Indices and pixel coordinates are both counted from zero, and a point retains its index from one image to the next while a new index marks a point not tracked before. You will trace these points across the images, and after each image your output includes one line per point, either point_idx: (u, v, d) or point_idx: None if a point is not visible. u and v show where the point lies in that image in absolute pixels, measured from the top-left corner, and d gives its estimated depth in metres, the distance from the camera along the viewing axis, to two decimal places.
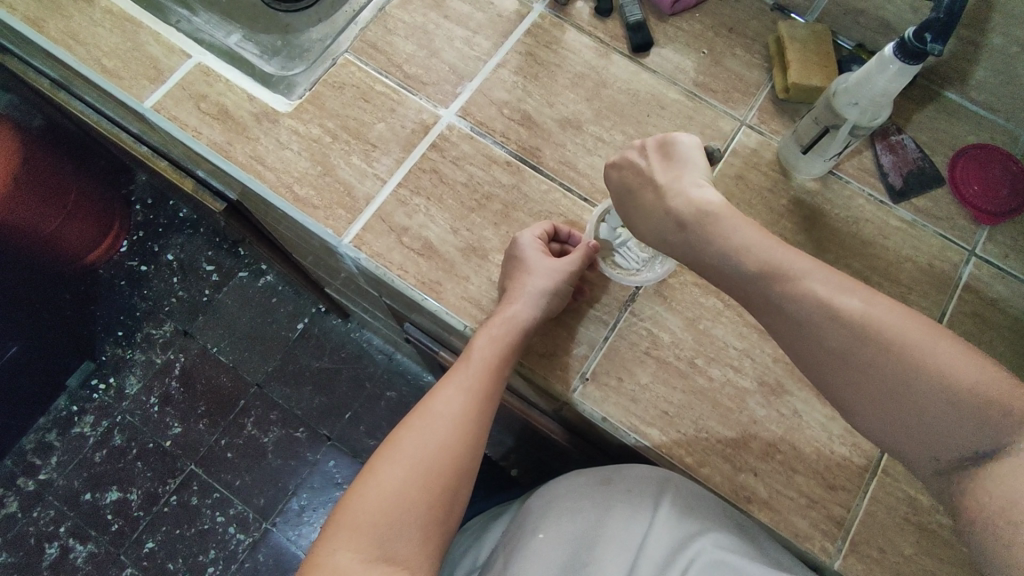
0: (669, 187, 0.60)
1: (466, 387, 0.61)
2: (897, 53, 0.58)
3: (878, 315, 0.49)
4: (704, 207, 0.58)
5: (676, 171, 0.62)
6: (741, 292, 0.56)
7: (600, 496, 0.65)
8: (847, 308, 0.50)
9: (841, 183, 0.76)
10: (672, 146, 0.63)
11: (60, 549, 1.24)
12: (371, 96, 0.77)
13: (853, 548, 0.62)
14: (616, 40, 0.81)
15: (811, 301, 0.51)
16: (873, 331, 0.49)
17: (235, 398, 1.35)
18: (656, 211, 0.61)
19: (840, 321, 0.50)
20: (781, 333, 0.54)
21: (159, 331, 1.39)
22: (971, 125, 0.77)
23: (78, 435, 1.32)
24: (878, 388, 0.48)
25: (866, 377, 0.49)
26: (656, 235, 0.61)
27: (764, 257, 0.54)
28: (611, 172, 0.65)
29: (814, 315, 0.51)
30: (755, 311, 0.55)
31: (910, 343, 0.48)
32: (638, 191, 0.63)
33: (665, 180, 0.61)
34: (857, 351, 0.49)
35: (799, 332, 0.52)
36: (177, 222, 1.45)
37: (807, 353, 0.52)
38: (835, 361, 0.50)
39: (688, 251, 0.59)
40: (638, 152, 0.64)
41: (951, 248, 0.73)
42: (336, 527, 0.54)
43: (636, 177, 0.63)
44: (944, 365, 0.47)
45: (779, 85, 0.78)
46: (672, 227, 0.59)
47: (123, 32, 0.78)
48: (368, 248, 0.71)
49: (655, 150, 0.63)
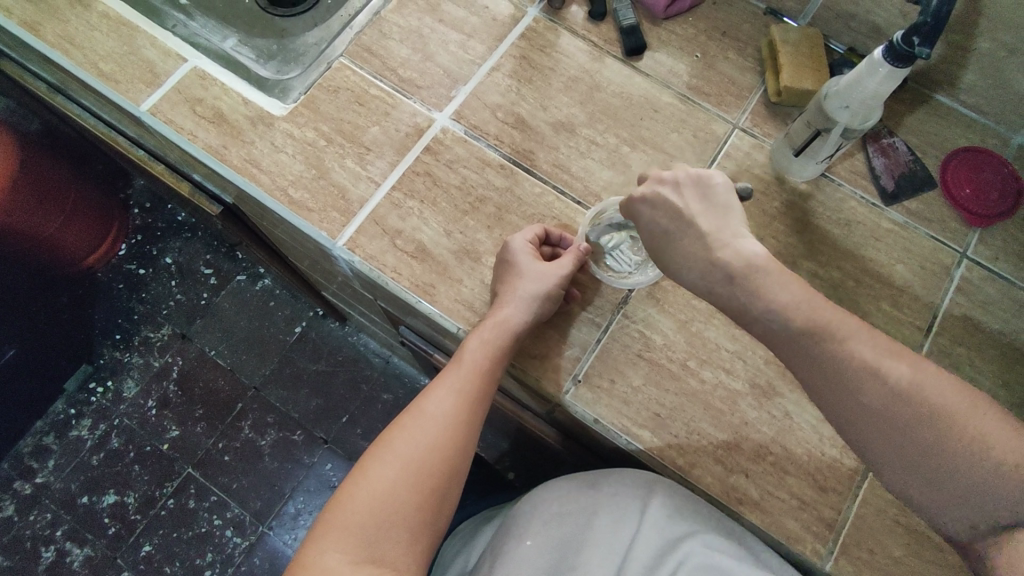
0: (714, 237, 0.58)
1: (458, 389, 0.61)
2: (886, 57, 0.58)
3: (919, 379, 0.51)
4: (754, 260, 0.56)
5: (717, 217, 0.59)
6: (785, 347, 0.54)
7: (588, 500, 0.66)
8: (893, 372, 0.51)
9: (833, 186, 0.76)
10: (707, 187, 0.59)
11: (56, 552, 1.24)
12: (366, 100, 0.77)
13: (844, 550, 0.63)
14: (610, 44, 0.82)
15: (857, 362, 0.51)
16: (917, 395, 0.50)
17: (232, 402, 1.35)
18: (699, 259, 0.58)
19: (886, 383, 0.51)
20: (819, 388, 0.53)
21: (156, 334, 1.39)
22: (961, 128, 0.78)
23: (76, 438, 1.32)
24: (916, 447, 0.50)
25: (906, 436, 0.50)
26: (695, 282, 0.59)
27: (809, 315, 0.53)
28: (643, 208, 0.61)
29: (859, 376, 0.51)
30: (796, 366, 0.54)
31: (952, 408, 0.50)
32: (675, 234, 0.59)
33: (708, 227, 0.58)
34: (900, 412, 0.50)
35: (840, 390, 0.52)
36: (174, 226, 1.46)
37: (845, 410, 0.52)
38: (875, 420, 0.51)
39: (729, 303, 0.57)
40: (670, 188, 0.60)
41: (943, 250, 0.74)
42: (325, 526, 0.55)
43: (671, 219, 0.59)
44: (983, 432, 0.49)
45: (771, 89, 0.78)
46: (719, 278, 0.57)
47: (119, 36, 0.78)
48: (362, 250, 0.71)
49: (689, 189, 0.60)
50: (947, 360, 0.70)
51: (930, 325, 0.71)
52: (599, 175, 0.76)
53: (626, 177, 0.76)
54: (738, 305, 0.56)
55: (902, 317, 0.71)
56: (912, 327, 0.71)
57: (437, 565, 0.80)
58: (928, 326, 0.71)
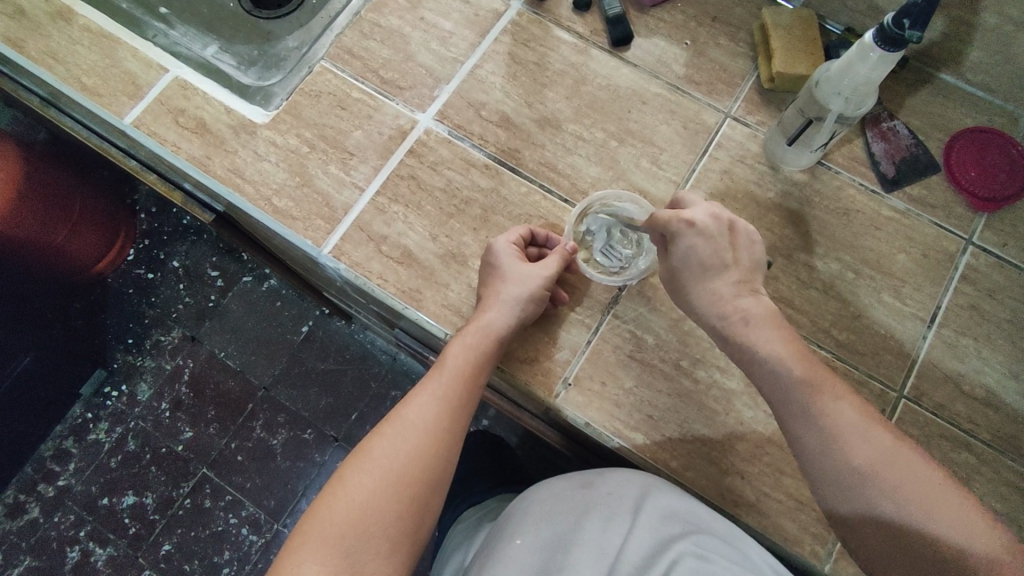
0: (742, 286, 0.61)
1: (440, 396, 0.61)
2: (877, 41, 0.56)
3: (898, 448, 0.53)
4: (768, 314, 0.60)
5: (750, 269, 0.62)
6: (781, 400, 0.56)
7: (580, 498, 0.64)
8: (876, 439, 0.53)
9: (830, 174, 0.73)
10: (747, 240, 0.62)
11: (81, 553, 1.19)
12: (348, 103, 0.76)
13: (844, 551, 0.62)
14: (596, 35, 0.79)
15: (839, 419, 0.54)
16: (885, 458, 0.52)
17: (243, 402, 1.27)
18: (722, 299, 0.60)
19: (871, 445, 0.53)
20: (806, 447, 0.55)
21: (167, 337, 1.30)
22: (965, 108, 0.75)
23: (94, 442, 1.25)
24: (891, 513, 0.51)
25: (882, 499, 0.51)
26: (706, 317, 0.61)
27: (803, 369, 0.56)
28: (689, 233, 0.60)
29: (838, 428, 0.53)
30: (786, 420, 0.56)
31: (927, 479, 0.51)
32: (709, 271, 0.60)
33: (740, 275, 0.61)
34: (880, 477, 0.51)
35: (824, 448, 0.54)
36: (182, 229, 1.35)
37: (825, 466, 0.53)
38: (849, 474, 0.52)
39: (734, 343, 0.60)
40: (719, 226, 0.61)
41: (947, 238, 0.71)
42: (302, 537, 0.53)
43: (710, 254, 0.60)
44: (954, 505, 0.50)
45: (763, 75, 0.76)
46: (734, 320, 0.59)
47: (100, 49, 0.78)
48: (347, 258, 0.71)
49: (734, 236, 0.62)
50: (953, 353, 0.68)
51: (934, 316, 0.69)
52: (587, 172, 0.74)
53: (615, 173, 0.74)
54: (749, 342, 0.58)
55: (904, 309, 0.69)
56: (914, 319, 0.69)
57: (441, 552, 0.81)
58: (932, 318, 0.69)
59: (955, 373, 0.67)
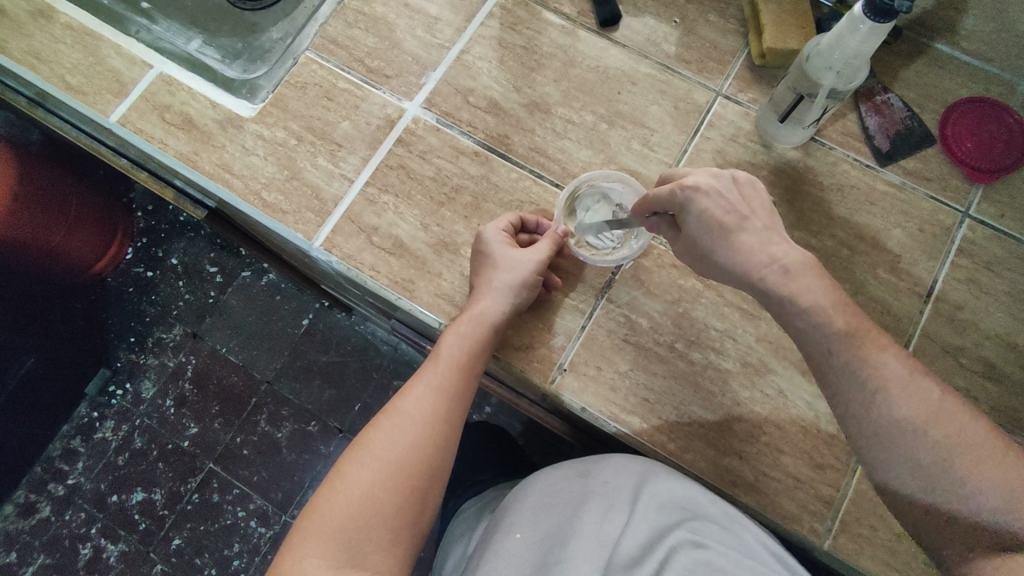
0: (770, 234, 0.56)
1: (436, 386, 0.61)
2: (866, 12, 0.53)
3: (944, 402, 0.50)
4: None
5: (769, 219, 0.57)
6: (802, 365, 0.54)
7: (576, 489, 0.62)
8: (921, 392, 0.50)
9: (824, 150, 0.72)
10: (754, 189, 0.57)
11: (92, 549, 1.14)
12: (335, 94, 0.75)
13: (842, 527, 0.63)
14: (584, 16, 0.78)
15: (886, 372, 0.51)
16: (932, 412, 0.49)
17: (247, 397, 1.21)
18: (754, 251, 0.55)
19: (915, 397, 0.50)
20: (848, 405, 0.52)
21: (169, 334, 1.23)
22: (962, 78, 0.74)
23: (101, 440, 1.19)
24: (933, 471, 0.48)
25: (924, 453, 0.49)
26: (743, 277, 0.55)
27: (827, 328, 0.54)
28: (699, 196, 0.55)
29: (885, 381, 0.50)
30: (828, 376, 0.53)
31: (969, 432, 0.49)
32: (727, 228, 0.55)
33: (761, 227, 0.56)
34: (929, 429, 0.49)
35: (868, 403, 0.51)
36: (179, 225, 1.27)
37: (869, 422, 0.51)
38: (897, 430, 0.49)
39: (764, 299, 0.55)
40: (723, 183, 0.56)
41: (943, 211, 0.70)
42: (303, 532, 0.53)
43: (727, 212, 0.55)
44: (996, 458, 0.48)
45: (755, 51, 0.75)
46: (773, 271, 0.54)
47: (83, 46, 0.77)
48: (339, 250, 0.71)
49: (741, 189, 0.57)
50: (952, 327, 0.67)
51: (931, 290, 0.68)
52: (577, 156, 0.74)
53: (606, 156, 0.73)
54: None
55: (901, 284, 0.69)
56: (911, 294, 0.68)
57: (444, 540, 0.81)
58: (929, 292, 0.68)
59: (953, 348, 0.67)
